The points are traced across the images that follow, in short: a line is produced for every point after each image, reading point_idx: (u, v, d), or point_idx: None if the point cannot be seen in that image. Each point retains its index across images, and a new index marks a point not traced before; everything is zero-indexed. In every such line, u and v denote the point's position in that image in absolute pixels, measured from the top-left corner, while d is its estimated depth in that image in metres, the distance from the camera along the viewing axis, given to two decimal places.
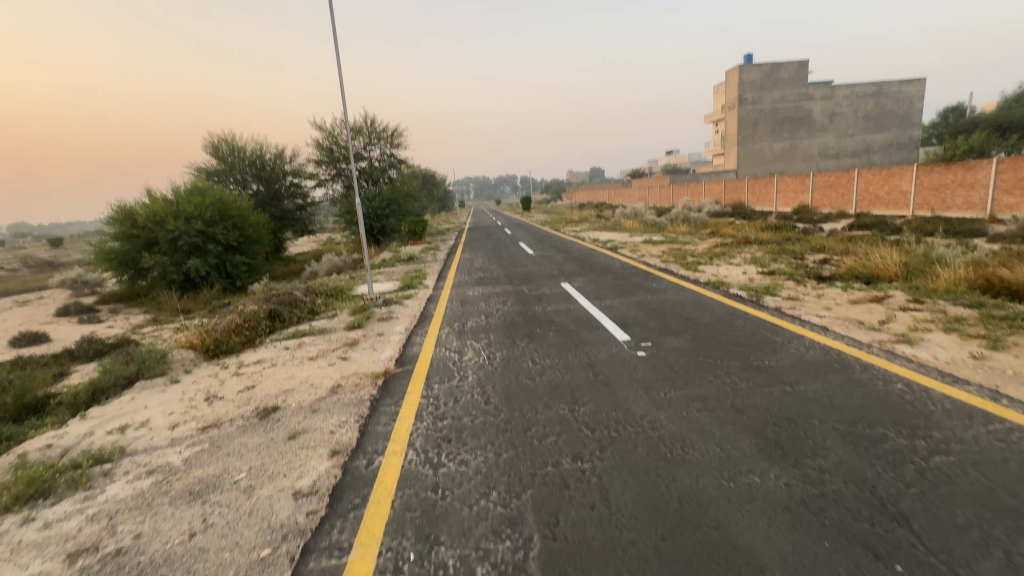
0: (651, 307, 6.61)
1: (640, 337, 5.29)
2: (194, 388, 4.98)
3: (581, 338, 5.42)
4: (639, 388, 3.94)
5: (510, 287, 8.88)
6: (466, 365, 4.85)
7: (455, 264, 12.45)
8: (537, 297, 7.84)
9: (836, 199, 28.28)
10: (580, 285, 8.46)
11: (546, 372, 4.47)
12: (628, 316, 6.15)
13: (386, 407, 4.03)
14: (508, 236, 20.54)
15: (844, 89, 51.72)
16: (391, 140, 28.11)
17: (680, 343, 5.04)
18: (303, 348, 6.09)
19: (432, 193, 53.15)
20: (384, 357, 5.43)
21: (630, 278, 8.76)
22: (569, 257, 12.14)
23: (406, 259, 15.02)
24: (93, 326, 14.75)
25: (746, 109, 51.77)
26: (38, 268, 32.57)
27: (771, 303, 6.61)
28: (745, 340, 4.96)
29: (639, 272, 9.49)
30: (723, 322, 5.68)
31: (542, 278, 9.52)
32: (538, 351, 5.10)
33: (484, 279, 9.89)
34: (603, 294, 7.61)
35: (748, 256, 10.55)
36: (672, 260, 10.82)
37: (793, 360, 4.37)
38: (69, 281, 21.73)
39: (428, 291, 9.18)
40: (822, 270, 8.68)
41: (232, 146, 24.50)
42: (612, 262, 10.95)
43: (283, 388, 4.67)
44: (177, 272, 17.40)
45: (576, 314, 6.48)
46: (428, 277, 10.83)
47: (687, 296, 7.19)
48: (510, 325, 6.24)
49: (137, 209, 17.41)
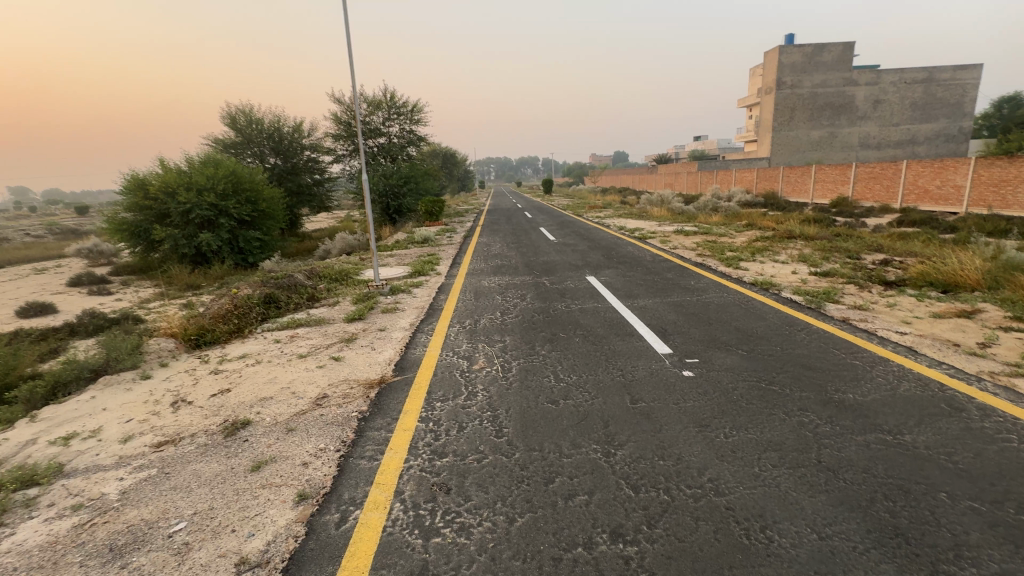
0: (692, 311, 5.71)
1: (683, 350, 4.44)
2: (163, 389, 4.32)
3: (613, 348, 4.59)
4: (690, 425, 3.12)
5: (530, 278, 8.06)
6: (476, 377, 4.08)
7: (471, 249, 11.63)
8: (560, 291, 7.02)
9: (879, 192, 26.48)
10: (608, 280, 7.61)
11: (572, 393, 3.67)
12: (666, 322, 5.28)
13: (375, 432, 3.28)
14: (529, 221, 19.59)
15: (892, 74, 48.57)
16: (411, 116, 27.21)
17: (734, 362, 4.16)
18: (294, 343, 5.40)
19: (452, 172, 52.25)
20: (382, 359, 4.70)
21: (664, 274, 7.83)
22: (594, 246, 11.20)
23: (420, 241, 14.26)
24: (102, 299, 14.46)
25: (784, 93, 49.18)
26: (64, 234, 33.21)
27: (835, 311, 5.65)
28: (814, 362, 4.07)
29: (672, 266, 8.58)
30: (784, 335, 4.76)
31: (565, 269, 8.67)
32: (562, 362, 4.30)
33: (502, 267, 9.08)
34: (634, 292, 6.72)
35: (795, 253, 9.50)
36: (709, 254, 9.83)
37: (884, 396, 3.47)
38: (86, 249, 21.64)
39: (440, 279, 8.42)
40: (886, 273, 7.63)
41: (250, 117, 23.93)
42: (641, 253, 10.02)
43: (261, 395, 3.98)
44: (188, 246, 17.01)
45: (605, 316, 5.64)
46: (442, 262, 10.06)
47: (733, 298, 6.26)
48: (529, 326, 5.43)
49: (149, 179, 17.00)
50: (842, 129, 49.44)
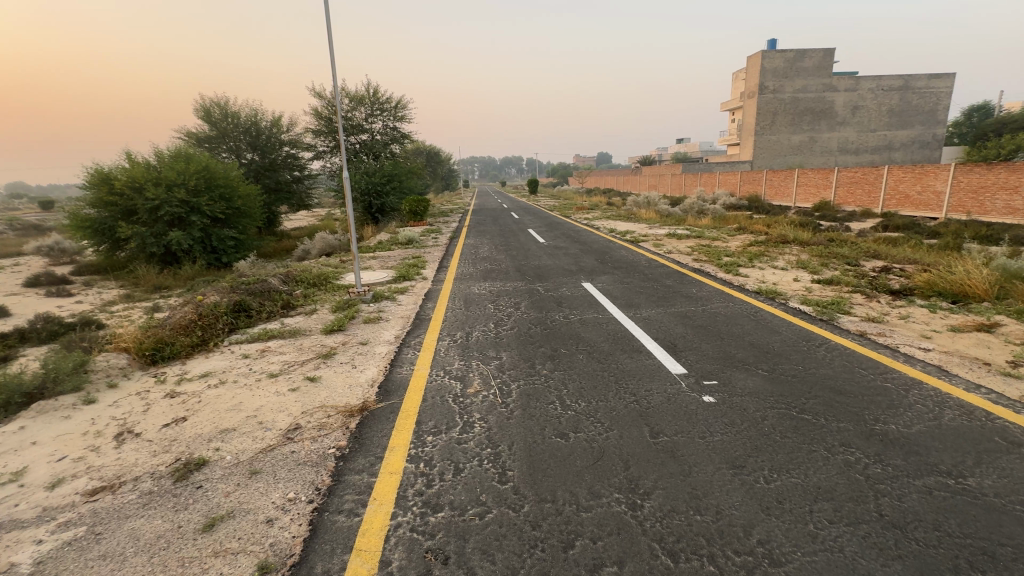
0: (700, 324, 5.33)
1: (699, 371, 4.03)
2: (108, 417, 3.72)
3: (621, 367, 4.16)
4: (723, 467, 2.71)
5: (523, 284, 7.61)
6: (472, 404, 3.60)
7: (458, 252, 11.11)
8: (555, 299, 6.59)
9: (861, 196, 26.78)
10: (605, 287, 7.21)
11: (582, 424, 3.22)
12: (674, 337, 4.89)
13: (355, 476, 2.78)
14: (516, 222, 19.18)
15: (870, 81, 49.54)
16: (395, 113, 26.51)
17: (756, 384, 3.77)
18: (264, 359, 4.84)
19: (436, 171, 51.46)
20: (364, 380, 4.18)
21: (663, 281, 7.46)
22: (586, 250, 10.81)
23: (404, 242, 13.67)
24: (61, 301, 13.50)
25: (766, 97, 49.80)
26: (25, 230, 31.50)
27: (850, 324, 5.34)
28: (843, 386, 3.70)
29: (670, 272, 8.23)
30: (802, 352, 4.41)
31: (559, 274, 8.24)
32: (566, 385, 3.84)
33: (492, 272, 8.61)
34: (635, 301, 6.32)
35: (793, 259, 9.26)
36: (705, 259, 9.53)
37: (929, 428, 3.10)
38: (47, 247, 20.41)
39: (426, 284, 7.91)
40: (889, 281, 7.40)
41: (225, 111, 22.94)
42: (636, 258, 9.66)
43: (223, 426, 3.44)
44: (157, 245, 16.07)
45: (607, 328, 5.22)
46: (428, 266, 9.53)
47: (741, 308, 5.89)
48: (527, 339, 4.97)
49: (114, 173, 16.02)
50: (821, 134, 50.28)
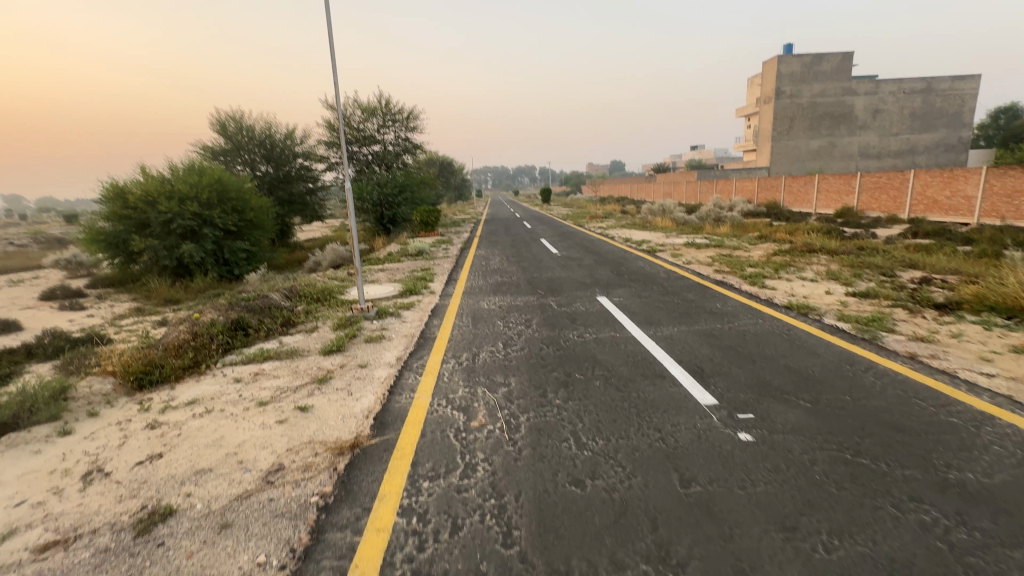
0: (729, 344, 4.86)
1: (731, 401, 3.58)
2: (81, 452, 3.41)
3: (642, 397, 3.73)
4: (771, 529, 2.26)
5: (534, 299, 7.22)
6: (475, 441, 3.21)
7: (467, 264, 10.76)
8: (569, 315, 6.18)
9: (886, 202, 25.89)
10: (622, 301, 6.78)
11: (600, 469, 2.80)
12: (700, 360, 4.44)
13: (336, 534, 2.40)
14: (529, 231, 18.88)
15: (891, 84, 48.36)
16: (407, 124, 26.52)
17: (799, 418, 3.30)
18: (256, 384, 4.51)
19: (449, 181, 51.57)
20: (358, 410, 3.82)
21: (684, 295, 7.00)
22: (601, 261, 10.38)
23: (414, 254, 13.38)
24: (73, 314, 13.50)
25: (783, 103, 48.98)
26: (48, 243, 32.28)
27: (896, 344, 4.81)
28: (902, 422, 3.21)
29: (691, 284, 7.76)
30: (847, 379, 3.93)
31: (573, 287, 7.81)
32: (581, 418, 3.42)
33: (502, 285, 8.24)
34: (656, 318, 5.87)
35: (821, 269, 8.71)
36: (727, 270, 9.03)
37: (1016, 477, 2.60)
38: (65, 260, 20.67)
39: (433, 299, 7.57)
40: (932, 294, 6.82)
41: (240, 124, 23.10)
42: (654, 269, 9.21)
43: (199, 466, 3.10)
44: (169, 258, 16.09)
45: (626, 349, 4.78)
46: (436, 279, 9.20)
47: (773, 326, 5.40)
48: (537, 362, 4.56)
49: (128, 187, 16.14)
50: (841, 138, 49.15)
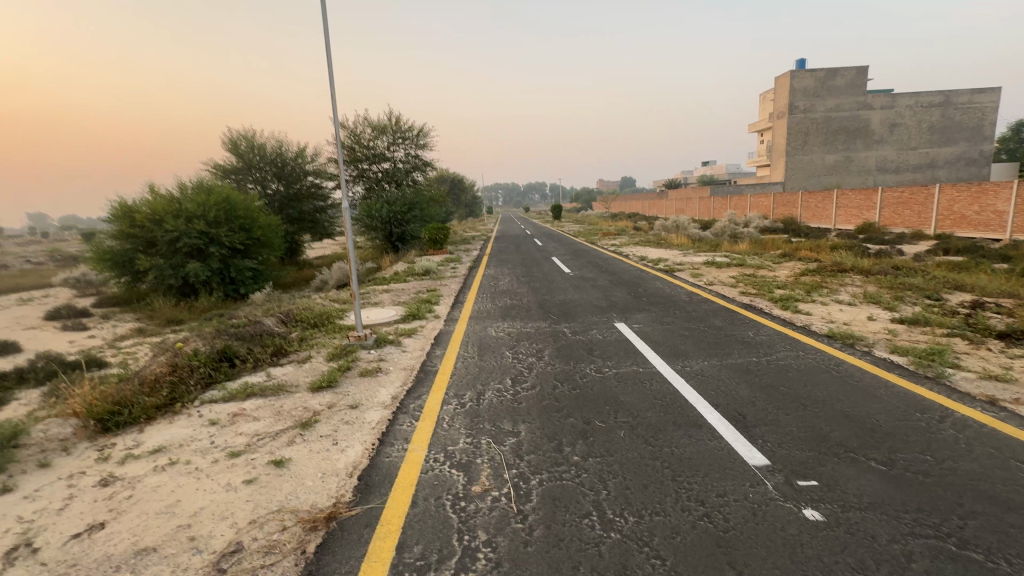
0: (768, 383, 4.24)
1: (786, 462, 2.96)
2: (13, 518, 2.89)
3: (677, 454, 3.13)
4: None
5: (546, 325, 6.65)
6: (477, 515, 2.62)
7: (475, 285, 10.26)
8: (585, 345, 5.60)
9: (910, 217, 25.02)
10: (642, 329, 6.17)
11: (633, 562, 2.21)
12: (739, 404, 3.82)
13: None
14: (540, 249, 18.36)
15: (907, 98, 47.58)
16: (417, 141, 26.44)
17: (876, 489, 2.67)
18: (232, 429, 3.98)
19: (459, 198, 51.66)
20: (342, 465, 3.26)
21: (711, 321, 6.39)
22: (617, 282, 9.79)
23: (421, 273, 12.92)
24: (74, 335, 13.21)
25: (796, 118, 48.42)
26: (64, 261, 32.63)
27: (967, 384, 4.14)
28: (1009, 497, 2.55)
29: (717, 308, 7.14)
30: (921, 432, 3.28)
31: (587, 312, 7.23)
32: (605, 483, 2.83)
33: (512, 309, 7.70)
34: (682, 350, 5.27)
35: (858, 292, 8.03)
36: (754, 292, 8.39)
37: None
38: (75, 278, 20.62)
39: (437, 324, 7.05)
40: (990, 321, 6.11)
41: (251, 143, 23.05)
42: (675, 291, 8.59)
43: (143, 544, 2.55)
44: (175, 277, 15.87)
45: (652, 389, 4.18)
46: (442, 301, 8.69)
47: (817, 361, 4.76)
48: (551, 405, 3.97)
49: (136, 206, 16.03)
50: (857, 153, 48.31)
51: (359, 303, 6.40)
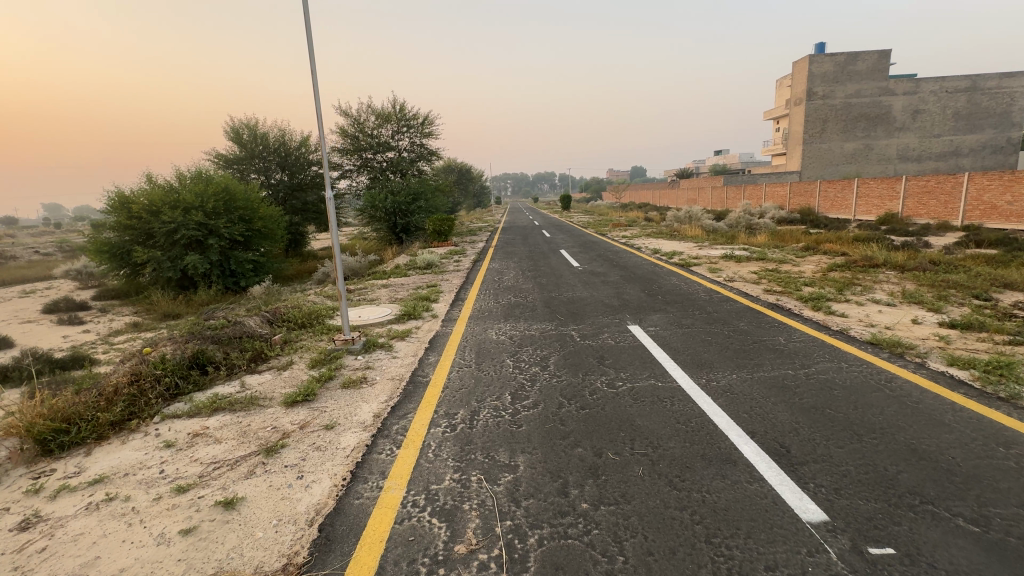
0: (811, 404, 3.62)
1: (849, 519, 2.36)
2: None
3: (710, 502, 2.54)
4: None
5: (552, 327, 6.05)
6: None
7: (478, 280, 9.67)
8: (596, 352, 5.00)
9: (935, 208, 23.97)
10: (659, 334, 5.55)
11: None
12: (780, 431, 3.21)
13: None
14: (548, 241, 17.69)
15: (931, 83, 45.78)
16: (422, 129, 25.79)
17: (977, 564, 2.05)
18: (188, 453, 3.46)
19: (467, 189, 50.89)
20: (302, 508, 2.71)
21: (736, 324, 5.74)
22: (629, 277, 9.15)
23: (422, 267, 12.36)
24: (69, 330, 12.86)
25: (814, 104, 46.87)
26: (70, 252, 32.60)
27: None
28: None
29: (741, 309, 6.47)
30: (1013, 476, 2.65)
31: (597, 312, 6.62)
32: (621, 546, 2.24)
33: (515, 308, 7.11)
34: (705, 360, 4.65)
35: (895, 290, 7.33)
36: (779, 289, 7.71)
37: None
38: (78, 270, 20.37)
39: (434, 325, 6.48)
40: None
41: (254, 132, 22.51)
42: (692, 288, 7.95)
43: None
44: (173, 269, 15.50)
45: (674, 410, 3.59)
46: (441, 298, 8.12)
47: (864, 375, 4.13)
48: (554, 430, 3.39)
49: (133, 196, 15.62)
50: (878, 141, 46.72)
51: (346, 304, 5.83)
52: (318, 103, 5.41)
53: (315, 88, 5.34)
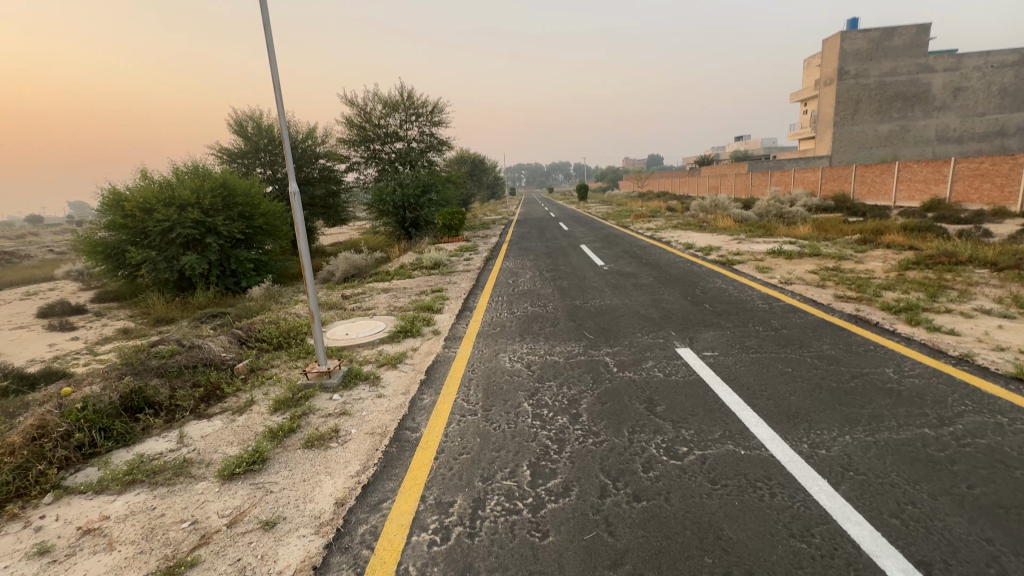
0: (993, 500, 2.34)
1: None
2: None
3: None
4: None
5: (579, 351, 4.81)
6: None
7: (490, 284, 8.50)
8: (641, 393, 3.77)
9: (990, 192, 21.91)
10: (722, 362, 4.28)
11: None
12: (972, 567, 1.95)
13: None
14: (566, 235, 16.40)
15: (975, 58, 42.63)
16: (432, 118, 24.63)
17: None
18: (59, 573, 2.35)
19: (480, 180, 49.54)
20: None
21: (819, 349, 4.43)
22: (665, 279, 7.87)
23: (429, 267, 11.20)
24: (57, 337, 12.05)
25: (846, 84, 44.33)
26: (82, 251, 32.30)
27: None
28: None
29: (819, 326, 5.12)
30: None
31: (635, 329, 5.36)
32: None
33: (533, 322, 5.89)
34: (796, 408, 3.39)
35: (1004, 296, 5.89)
36: (854, 295, 6.32)
37: None
38: (81, 270, 19.71)
39: (433, 347, 5.30)
40: None
41: (259, 125, 21.59)
42: (747, 294, 6.61)
43: None
44: (169, 270, 14.67)
45: (779, 510, 2.35)
46: (446, 309, 6.94)
47: None
48: (597, 549, 2.18)
49: (127, 193, 14.80)
50: (915, 122, 43.87)
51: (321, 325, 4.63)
52: (275, 69, 4.23)
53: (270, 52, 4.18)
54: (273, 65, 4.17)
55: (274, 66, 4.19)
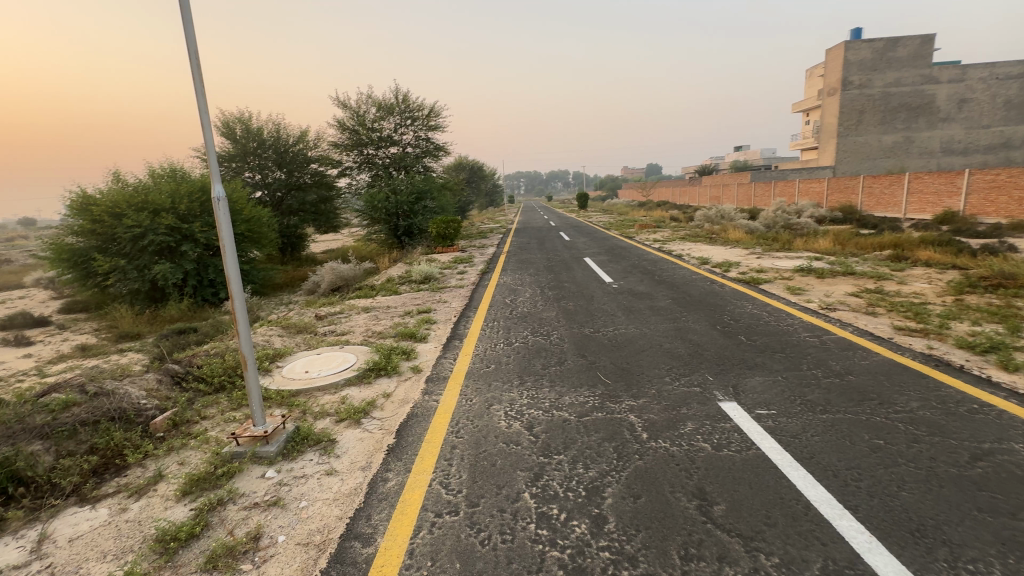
0: None
1: None
2: None
3: None
4: None
5: (594, 404, 3.76)
6: None
7: (485, 305, 7.48)
8: (687, 479, 2.73)
9: (1007, 204, 21.04)
10: (786, 427, 3.24)
11: None
12: None
13: None
14: (567, 246, 15.36)
15: (979, 70, 42.15)
16: (428, 122, 23.75)
17: None
18: None
19: (479, 188, 48.66)
20: None
21: (909, 410, 3.39)
22: (684, 301, 6.86)
23: (419, 281, 10.17)
24: (8, 354, 10.90)
25: (850, 94, 43.79)
26: None
27: None
28: None
29: (894, 373, 4.08)
30: None
31: (660, 370, 4.34)
32: None
33: (535, 358, 4.86)
34: (919, 517, 2.33)
35: None
36: (914, 326, 5.31)
37: None
38: (52, 278, 18.54)
39: (410, 391, 4.24)
40: None
41: (247, 127, 20.17)
42: (787, 323, 5.59)
43: None
44: (141, 280, 13.59)
45: None
46: (431, 336, 5.89)
47: None
48: None
49: (97, 196, 13.75)
50: (919, 133, 43.28)
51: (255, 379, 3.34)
52: (192, 35, 3.25)
53: (184, 12, 3.19)
54: (189, 31, 3.19)
55: (189, 30, 3.20)
